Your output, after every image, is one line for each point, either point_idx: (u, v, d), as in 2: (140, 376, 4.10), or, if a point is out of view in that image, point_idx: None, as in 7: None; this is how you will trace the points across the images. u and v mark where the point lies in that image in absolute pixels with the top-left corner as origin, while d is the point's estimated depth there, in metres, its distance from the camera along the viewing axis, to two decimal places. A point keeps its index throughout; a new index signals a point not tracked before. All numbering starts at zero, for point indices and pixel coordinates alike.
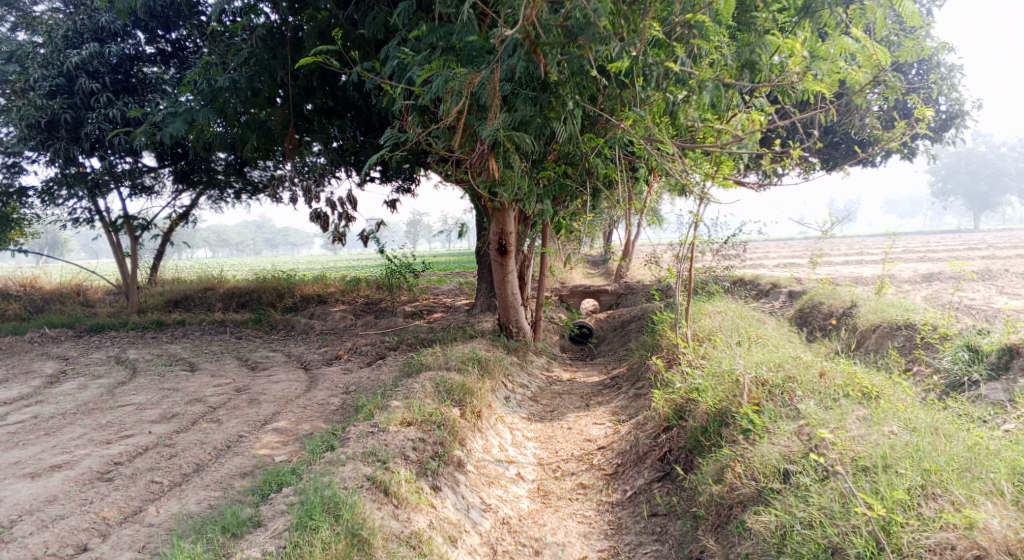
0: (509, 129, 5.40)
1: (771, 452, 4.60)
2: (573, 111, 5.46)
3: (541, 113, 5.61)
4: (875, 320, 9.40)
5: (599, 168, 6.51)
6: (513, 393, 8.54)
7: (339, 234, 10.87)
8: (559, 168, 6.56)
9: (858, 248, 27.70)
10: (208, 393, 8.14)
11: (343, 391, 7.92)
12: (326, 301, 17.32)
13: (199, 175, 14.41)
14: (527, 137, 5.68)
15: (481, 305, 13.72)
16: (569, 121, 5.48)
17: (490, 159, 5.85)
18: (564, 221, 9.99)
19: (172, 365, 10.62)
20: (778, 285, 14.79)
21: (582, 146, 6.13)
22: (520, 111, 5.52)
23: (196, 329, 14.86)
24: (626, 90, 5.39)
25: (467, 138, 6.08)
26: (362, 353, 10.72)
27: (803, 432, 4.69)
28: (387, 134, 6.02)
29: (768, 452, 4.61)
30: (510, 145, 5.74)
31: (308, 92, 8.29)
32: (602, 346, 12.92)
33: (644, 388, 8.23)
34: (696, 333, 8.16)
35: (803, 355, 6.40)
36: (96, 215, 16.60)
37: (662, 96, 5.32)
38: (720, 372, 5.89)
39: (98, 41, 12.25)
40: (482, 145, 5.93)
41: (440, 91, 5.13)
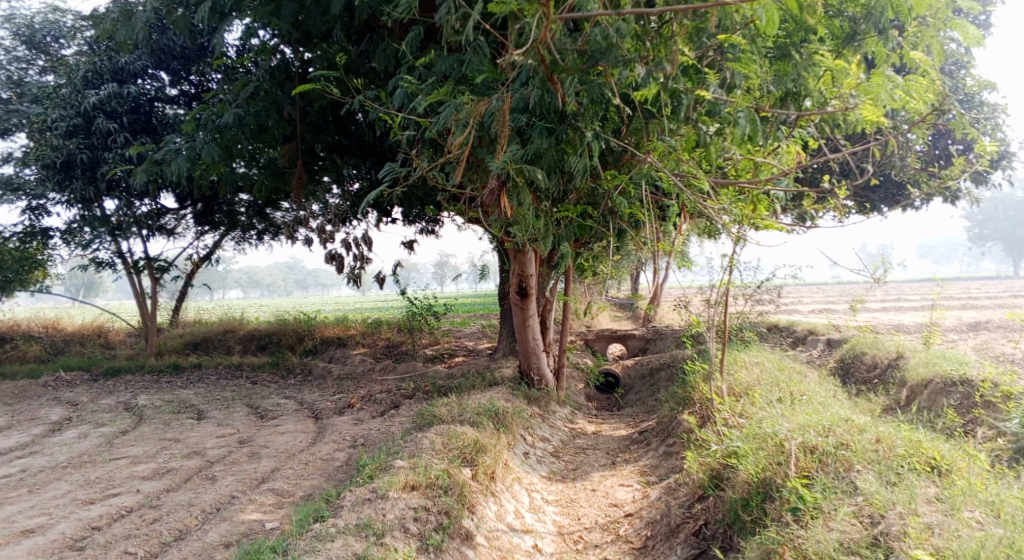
0: (522, 164, 4.96)
1: (826, 537, 3.98)
2: (593, 143, 4.96)
3: (558, 147, 5.13)
4: (927, 374, 8.67)
5: (624, 209, 5.95)
6: (533, 448, 7.96)
7: (355, 277, 10.47)
8: (580, 208, 6.07)
9: (896, 294, 26.68)
10: (209, 445, 7.68)
11: (350, 445, 7.40)
12: (346, 344, 16.92)
13: (219, 216, 14.19)
14: (541, 173, 5.19)
15: (503, 350, 13.18)
16: (587, 158, 5.00)
17: (503, 197, 5.37)
18: (588, 264, 9.45)
19: (179, 412, 10.19)
20: (815, 332, 14.04)
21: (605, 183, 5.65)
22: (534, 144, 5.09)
23: (212, 373, 14.51)
24: (653, 120, 4.93)
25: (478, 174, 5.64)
26: (377, 401, 10.22)
27: (862, 515, 4.09)
28: (388, 169, 5.57)
29: (823, 537, 3.99)
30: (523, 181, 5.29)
31: (319, 129, 8.04)
32: (630, 396, 12.28)
33: (674, 445, 7.61)
34: (732, 386, 7.53)
35: (853, 415, 5.77)
36: (117, 257, 16.46)
37: (693, 129, 4.86)
38: (761, 434, 5.30)
39: (119, 82, 12.18)
40: (493, 181, 5.50)
41: (448, 122, 4.69)
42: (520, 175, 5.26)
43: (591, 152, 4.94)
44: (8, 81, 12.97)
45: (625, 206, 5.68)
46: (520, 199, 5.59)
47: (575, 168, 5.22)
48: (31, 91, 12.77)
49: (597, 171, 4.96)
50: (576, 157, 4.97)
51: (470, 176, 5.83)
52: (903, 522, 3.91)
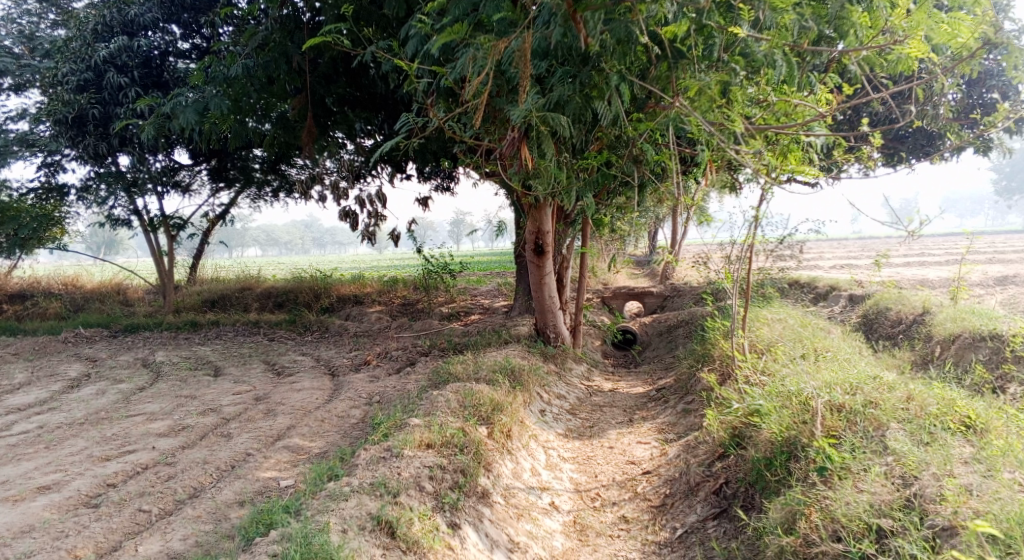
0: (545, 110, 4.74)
1: (857, 501, 3.87)
2: (618, 87, 4.71)
3: (581, 92, 4.90)
4: (955, 330, 8.44)
5: (652, 155, 5.75)
6: (549, 406, 7.88)
7: (369, 233, 10.33)
8: (605, 158, 5.78)
9: (919, 249, 26.21)
10: (225, 402, 7.66)
11: (366, 402, 7.34)
12: (362, 301, 16.90)
13: (234, 173, 14.04)
14: (565, 119, 5.03)
15: (520, 307, 13.07)
16: (613, 101, 4.75)
17: (523, 146, 5.18)
18: (606, 218, 9.25)
19: (196, 369, 10.21)
20: (837, 288, 13.79)
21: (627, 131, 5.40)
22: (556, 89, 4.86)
23: (229, 330, 14.55)
24: (682, 60, 4.67)
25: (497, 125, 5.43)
26: (393, 358, 10.16)
27: (895, 477, 3.97)
28: (404, 119, 5.37)
29: (854, 501, 3.88)
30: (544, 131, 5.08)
31: (330, 81, 7.82)
32: (647, 353, 12.16)
33: (694, 403, 7.49)
34: (754, 343, 7.37)
35: (880, 372, 5.60)
36: (133, 214, 16.42)
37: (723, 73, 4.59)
38: (785, 393, 5.14)
39: (129, 35, 11.94)
40: (512, 132, 5.29)
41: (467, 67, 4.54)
42: (542, 124, 5.06)
43: (616, 95, 4.69)
44: (19, 35, 12.79)
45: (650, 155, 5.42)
46: (540, 150, 5.38)
47: (600, 113, 4.98)
48: (42, 45, 12.58)
49: (623, 118, 4.72)
50: (601, 102, 4.73)
51: (487, 128, 5.62)
52: (939, 485, 3.79)
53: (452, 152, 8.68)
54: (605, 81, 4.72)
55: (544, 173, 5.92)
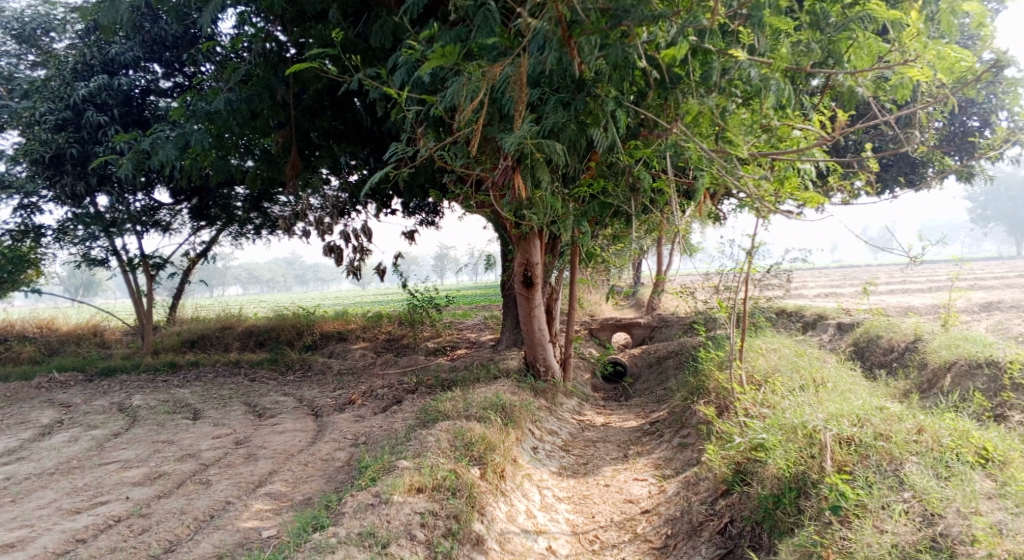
0: (541, 138, 4.63)
1: (879, 543, 3.72)
2: (614, 113, 4.59)
3: (576, 119, 4.78)
4: (949, 357, 8.33)
5: (647, 183, 5.61)
6: (542, 443, 7.64)
7: (354, 269, 10.12)
8: (600, 186, 5.67)
9: (901, 276, 26.42)
10: (204, 447, 7.34)
11: (352, 444, 7.06)
12: (346, 339, 16.61)
13: (215, 210, 13.82)
14: (560, 147, 4.87)
15: (507, 341, 12.86)
16: (609, 128, 4.64)
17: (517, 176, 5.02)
18: (595, 249, 9.12)
19: (174, 412, 9.86)
20: (825, 317, 13.73)
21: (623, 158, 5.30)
22: (550, 117, 4.76)
23: (209, 370, 14.18)
24: (679, 85, 4.59)
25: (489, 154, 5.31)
26: (378, 397, 9.89)
27: (917, 515, 3.85)
28: (391, 149, 5.22)
29: (876, 543, 3.72)
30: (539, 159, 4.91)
31: (315, 114, 7.72)
32: (638, 385, 11.97)
33: (690, 437, 7.30)
34: (751, 374, 7.21)
35: (883, 401, 5.46)
36: (111, 254, 16.09)
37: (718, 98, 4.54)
38: (789, 425, 4.97)
39: (109, 73, 11.78)
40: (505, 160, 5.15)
41: (457, 96, 4.39)
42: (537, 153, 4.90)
43: (612, 121, 4.59)
44: None
45: (646, 182, 5.32)
46: (534, 179, 5.25)
47: (595, 142, 4.84)
48: (18, 84, 12.39)
49: (620, 145, 4.62)
50: (597, 129, 4.62)
51: (478, 157, 5.48)
52: (966, 524, 3.69)
53: (439, 184, 8.58)
54: (600, 107, 4.62)
55: (537, 202, 5.79)
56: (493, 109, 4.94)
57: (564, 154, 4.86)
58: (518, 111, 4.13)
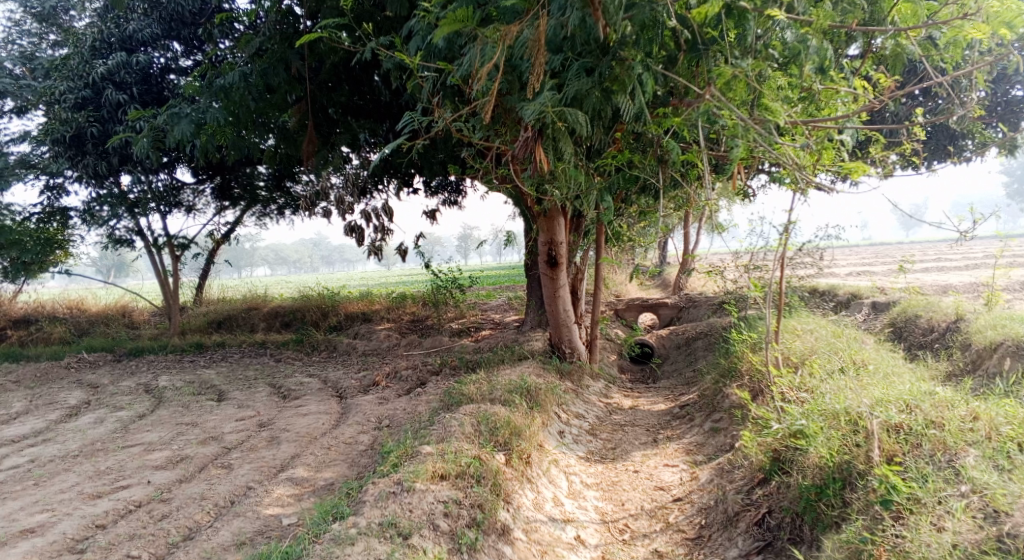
0: (562, 109, 4.36)
1: (940, 544, 3.57)
2: (642, 78, 4.32)
3: (601, 87, 4.45)
4: (995, 338, 8.10)
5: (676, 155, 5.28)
6: (568, 426, 7.47)
7: (375, 249, 9.96)
8: (625, 159, 5.36)
9: (935, 253, 25.80)
10: (227, 429, 7.26)
11: (375, 427, 6.94)
12: (371, 319, 16.53)
13: (238, 190, 13.72)
14: (584, 117, 4.55)
15: (532, 321, 12.68)
16: (637, 95, 4.35)
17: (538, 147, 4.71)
18: (622, 227, 8.85)
19: (199, 394, 9.82)
20: (859, 296, 13.33)
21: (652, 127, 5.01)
22: (573, 86, 4.49)
23: (235, 352, 14.18)
24: (714, 46, 4.31)
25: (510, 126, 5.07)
26: (402, 378, 9.77)
27: (981, 511, 3.68)
28: (405, 119, 5.00)
29: (936, 543, 3.58)
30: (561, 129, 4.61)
31: (332, 89, 7.53)
32: (666, 366, 11.73)
33: (723, 421, 7.09)
34: (786, 356, 6.95)
35: (929, 386, 5.21)
36: (137, 235, 16.12)
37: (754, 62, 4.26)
38: (829, 412, 4.75)
39: (128, 51, 11.66)
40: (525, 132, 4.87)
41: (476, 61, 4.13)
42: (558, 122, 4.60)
43: (640, 87, 4.29)
44: (20, 56, 12.57)
45: (677, 154, 5.03)
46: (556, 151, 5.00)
47: (620, 111, 4.57)
48: (40, 64, 12.34)
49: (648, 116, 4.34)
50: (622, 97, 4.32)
51: (498, 130, 5.24)
52: None
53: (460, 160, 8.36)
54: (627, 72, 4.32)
55: (558, 175, 5.52)
56: (513, 77, 4.69)
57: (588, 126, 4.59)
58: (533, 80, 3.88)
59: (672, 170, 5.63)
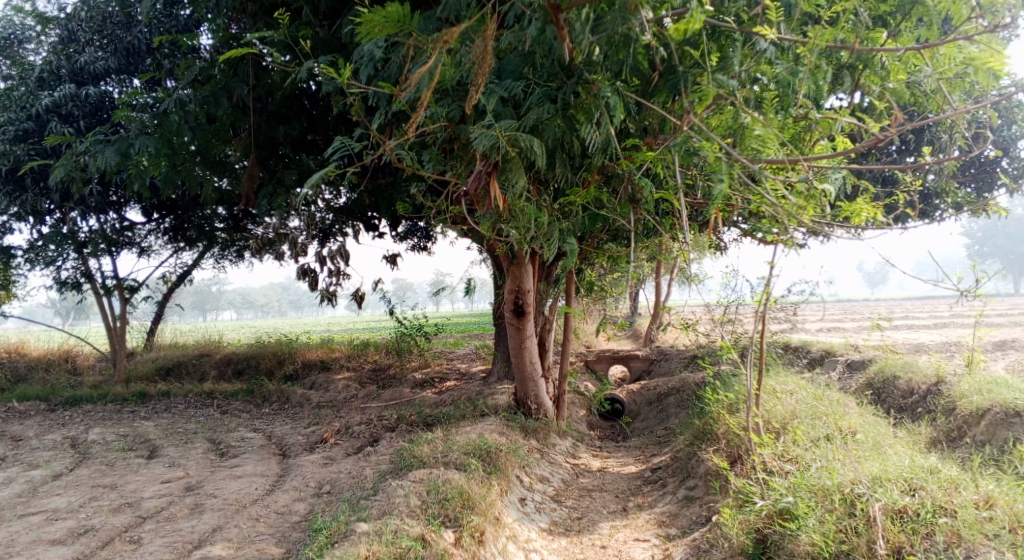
0: (519, 137, 3.98)
1: None
2: (610, 103, 3.91)
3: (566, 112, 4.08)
4: (983, 404, 7.72)
5: (651, 194, 4.81)
6: (531, 492, 6.84)
7: (330, 294, 9.34)
8: (593, 197, 4.90)
9: (900, 311, 25.83)
10: (148, 494, 6.48)
11: (313, 495, 6.23)
12: (329, 368, 15.76)
13: (193, 230, 12.98)
14: (540, 144, 4.11)
15: (498, 372, 12.06)
16: (604, 121, 3.95)
17: (495, 184, 4.21)
18: (592, 276, 8.33)
19: (129, 450, 8.96)
20: (833, 353, 12.95)
21: (621, 162, 4.60)
22: (534, 113, 4.14)
23: (180, 402, 13.28)
24: (695, 70, 3.87)
25: (462, 156, 4.64)
26: (354, 434, 9.06)
27: None
28: (335, 141, 4.53)
29: None
30: (515, 156, 4.11)
31: (281, 122, 7.01)
32: (637, 424, 11.16)
33: (699, 489, 6.53)
34: (768, 418, 6.43)
35: (928, 461, 4.72)
36: (83, 276, 15.23)
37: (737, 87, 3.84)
38: (822, 489, 4.31)
39: (77, 84, 10.99)
40: (480, 165, 4.32)
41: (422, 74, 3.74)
42: (513, 149, 4.12)
43: (609, 113, 3.87)
44: None
45: (650, 192, 4.58)
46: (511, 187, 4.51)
47: (586, 141, 4.14)
48: None
49: (617, 147, 3.95)
50: (588, 125, 3.96)
51: (451, 162, 4.76)
52: None
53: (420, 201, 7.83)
54: (594, 97, 3.96)
55: (516, 214, 5.04)
56: (466, 101, 4.31)
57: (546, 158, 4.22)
58: (476, 97, 3.49)
59: (647, 212, 5.15)
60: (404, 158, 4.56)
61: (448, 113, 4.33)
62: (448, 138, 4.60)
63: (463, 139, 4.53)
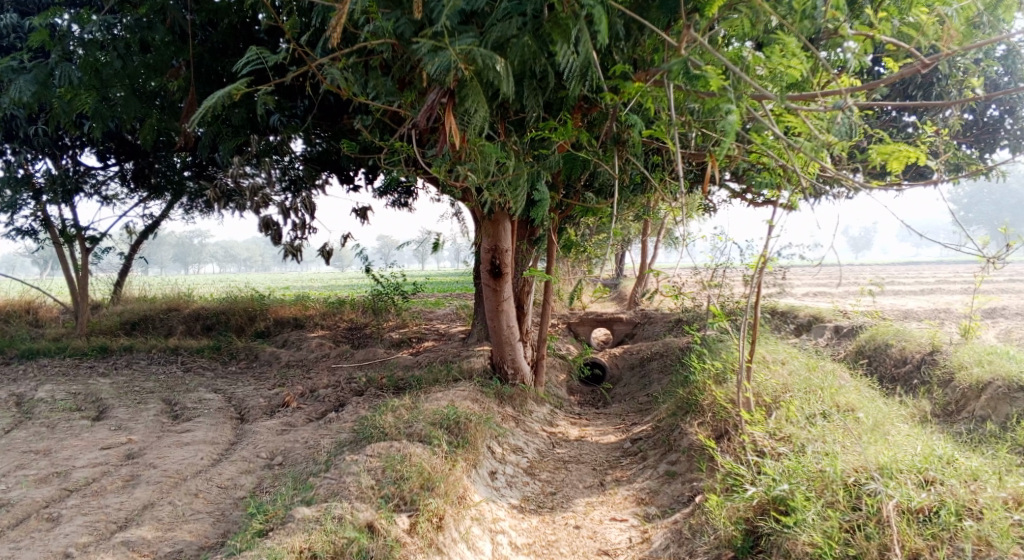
0: (476, 55, 3.46)
1: None
2: (592, 17, 3.28)
3: (540, 26, 3.48)
4: (983, 377, 7.29)
5: (637, 134, 4.19)
6: (502, 465, 6.36)
7: (294, 248, 8.69)
8: (569, 136, 4.36)
9: (888, 275, 25.41)
10: (82, 462, 5.94)
11: (260, 468, 5.71)
12: (302, 325, 15.16)
13: (153, 177, 12.18)
14: (503, 63, 3.51)
15: (477, 333, 11.54)
16: (582, 38, 3.35)
17: (451, 114, 3.63)
18: (574, 234, 7.74)
19: (76, 411, 8.36)
20: (821, 319, 12.49)
21: (603, 94, 4.03)
22: (498, 28, 3.55)
23: (143, 358, 12.70)
24: None
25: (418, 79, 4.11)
26: (319, 398, 8.54)
27: None
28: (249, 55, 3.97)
29: None
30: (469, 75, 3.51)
31: (222, 52, 6.36)
32: (618, 389, 10.71)
33: (682, 466, 6.08)
34: (759, 390, 5.94)
35: (940, 450, 4.31)
36: (41, 224, 14.39)
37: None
38: (825, 482, 3.95)
39: (21, 13, 10.06)
40: (434, 93, 3.74)
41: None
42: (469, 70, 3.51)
43: (589, 25, 3.25)
44: None
45: (638, 132, 4.00)
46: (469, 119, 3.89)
47: (561, 64, 3.53)
48: None
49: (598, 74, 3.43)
50: (564, 44, 3.37)
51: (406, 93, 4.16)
52: None
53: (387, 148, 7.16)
54: (572, 10, 3.37)
55: (478, 155, 4.47)
56: (419, 16, 3.73)
57: (510, 82, 3.67)
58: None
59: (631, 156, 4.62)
60: (334, 76, 4.03)
61: (398, 29, 3.76)
62: (398, 61, 4.03)
63: (415, 62, 3.95)
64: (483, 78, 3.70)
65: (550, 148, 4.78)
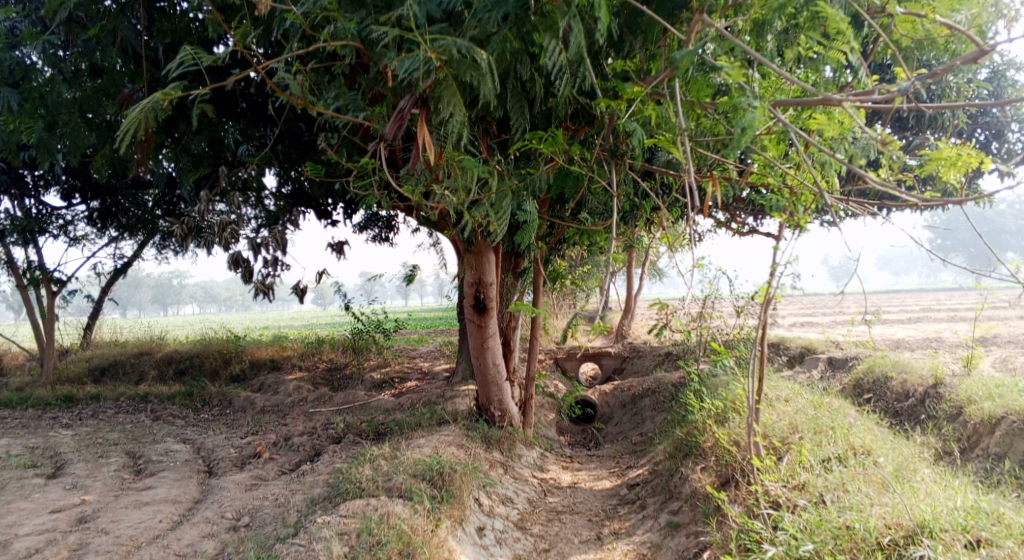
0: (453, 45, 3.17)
1: None
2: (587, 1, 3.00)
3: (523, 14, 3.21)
4: (995, 411, 6.93)
5: (635, 143, 3.85)
6: (491, 519, 5.88)
7: (266, 286, 8.21)
8: (559, 148, 4.05)
9: (875, 304, 25.17)
10: (26, 528, 5.39)
11: (224, 531, 5.20)
12: (280, 367, 14.58)
13: (122, 216, 11.70)
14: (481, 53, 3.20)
15: (462, 371, 11.05)
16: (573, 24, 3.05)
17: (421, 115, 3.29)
18: (562, 266, 7.36)
19: (30, 468, 7.76)
20: (814, 350, 12.13)
21: (599, 99, 3.72)
22: (477, 24, 3.34)
23: (110, 406, 12.07)
24: None
25: (387, 88, 3.83)
26: (294, 447, 8.01)
27: None
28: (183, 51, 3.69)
29: None
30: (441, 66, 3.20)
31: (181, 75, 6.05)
32: (610, 428, 10.25)
33: (686, 516, 5.63)
34: (767, 430, 5.52)
35: (978, 505, 3.97)
36: (5, 268, 13.79)
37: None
38: (855, 544, 3.66)
39: None
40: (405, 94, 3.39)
41: None
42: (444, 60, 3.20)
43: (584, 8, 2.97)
44: None
45: (640, 139, 3.67)
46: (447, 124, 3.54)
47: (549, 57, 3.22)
48: None
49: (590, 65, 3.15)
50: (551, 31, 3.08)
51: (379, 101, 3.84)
52: None
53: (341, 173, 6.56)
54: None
55: (457, 171, 4.16)
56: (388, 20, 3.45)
57: (490, 79, 3.35)
58: None
59: (629, 171, 4.31)
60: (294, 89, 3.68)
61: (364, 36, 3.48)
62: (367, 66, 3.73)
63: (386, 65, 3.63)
64: (462, 76, 3.40)
65: (538, 166, 4.45)
